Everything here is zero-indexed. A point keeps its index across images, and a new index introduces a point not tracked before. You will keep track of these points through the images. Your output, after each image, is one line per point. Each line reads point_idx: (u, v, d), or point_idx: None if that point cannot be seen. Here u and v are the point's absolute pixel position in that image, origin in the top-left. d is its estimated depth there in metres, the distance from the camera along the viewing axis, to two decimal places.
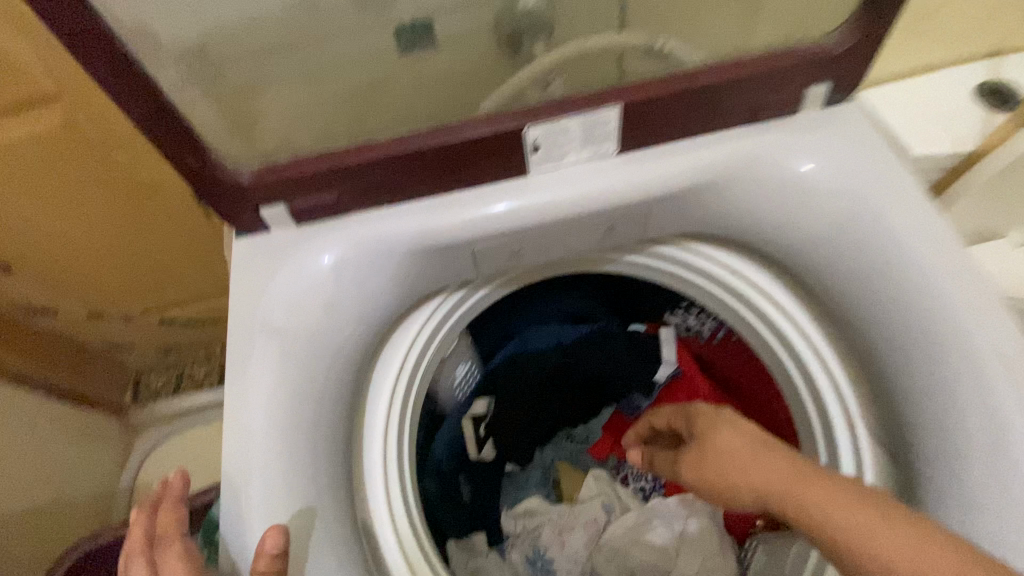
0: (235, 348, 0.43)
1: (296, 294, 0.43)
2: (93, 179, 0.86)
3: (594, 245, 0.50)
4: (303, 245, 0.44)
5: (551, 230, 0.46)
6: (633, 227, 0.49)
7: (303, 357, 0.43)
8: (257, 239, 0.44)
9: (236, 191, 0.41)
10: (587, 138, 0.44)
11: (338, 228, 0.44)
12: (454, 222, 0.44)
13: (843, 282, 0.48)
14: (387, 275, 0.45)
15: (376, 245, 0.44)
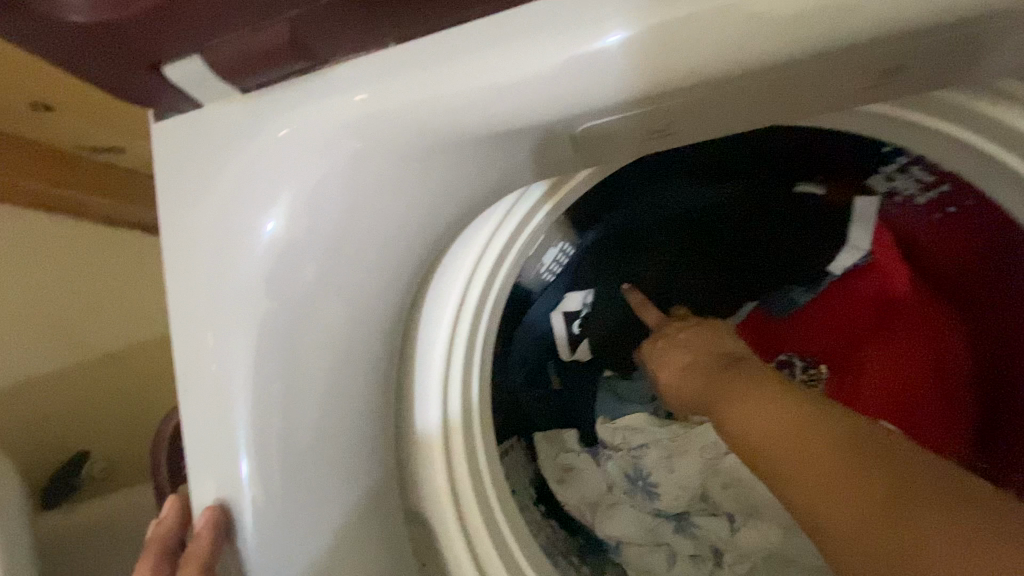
0: (179, 346, 0.30)
1: (244, 228, 0.28)
2: None
3: (815, 85, 0.27)
4: (241, 145, 0.27)
5: (735, 84, 0.25)
6: (916, 58, 0.25)
7: (281, 339, 0.29)
8: (177, 134, 0.29)
9: (133, 49, 0.24)
10: None
11: (287, 111, 0.26)
12: (489, 100, 0.25)
13: None
14: (383, 205, 0.29)
15: (357, 161, 0.26)
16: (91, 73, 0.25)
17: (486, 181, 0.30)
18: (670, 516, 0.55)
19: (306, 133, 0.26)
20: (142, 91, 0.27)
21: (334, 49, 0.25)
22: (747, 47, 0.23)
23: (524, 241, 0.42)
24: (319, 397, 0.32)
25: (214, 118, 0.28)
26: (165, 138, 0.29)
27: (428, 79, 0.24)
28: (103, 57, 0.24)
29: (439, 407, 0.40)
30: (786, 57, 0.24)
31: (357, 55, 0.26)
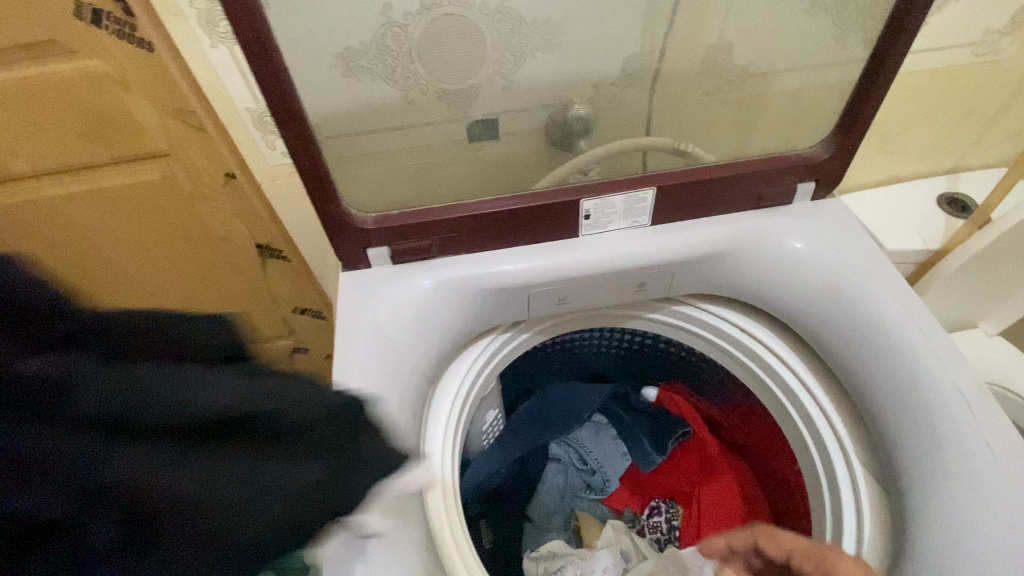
0: (338, 351, 0.49)
1: (386, 313, 0.51)
2: (173, 227, 0.97)
3: (627, 300, 0.60)
4: (395, 279, 0.53)
5: (597, 281, 0.57)
6: (659, 285, 0.59)
7: (394, 372, 0.49)
8: (358, 272, 0.53)
9: (353, 232, 0.51)
10: (628, 211, 0.56)
11: (426, 268, 0.54)
12: (512, 268, 0.54)
13: (834, 345, 0.56)
14: (466, 306, 0.54)
15: (461, 280, 0.53)
16: (328, 236, 0.51)
17: (503, 314, 0.57)
18: None
19: (437, 277, 0.53)
20: (343, 251, 0.52)
21: (445, 252, 0.54)
22: (608, 267, 0.56)
23: (488, 379, 0.66)
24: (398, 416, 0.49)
25: (379, 269, 0.54)
26: (350, 274, 0.53)
27: (499, 264, 0.54)
28: (341, 231, 0.51)
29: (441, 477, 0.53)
30: (617, 272, 0.56)
31: (463, 252, 0.55)
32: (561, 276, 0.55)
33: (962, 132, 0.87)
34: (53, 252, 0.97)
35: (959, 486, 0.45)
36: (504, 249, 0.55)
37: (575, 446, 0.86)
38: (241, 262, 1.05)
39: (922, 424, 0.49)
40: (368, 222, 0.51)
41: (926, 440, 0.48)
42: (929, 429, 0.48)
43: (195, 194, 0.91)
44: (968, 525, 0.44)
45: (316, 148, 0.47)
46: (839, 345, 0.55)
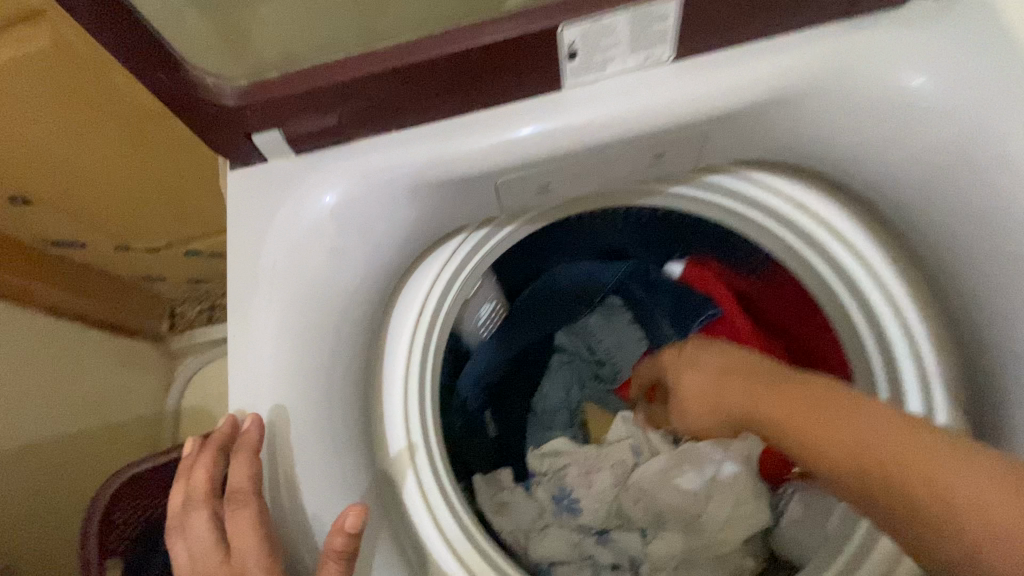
0: (239, 287, 0.37)
1: (292, 229, 0.38)
2: (97, 105, 0.81)
3: (639, 175, 0.44)
4: (301, 178, 0.38)
5: (593, 158, 0.40)
6: (685, 154, 0.41)
7: (309, 308, 0.37)
8: (249, 169, 0.39)
9: (220, 115, 0.35)
10: (637, 42, 0.36)
11: (342, 156, 0.38)
12: (462, 148, 0.38)
13: (945, 230, 0.41)
14: (403, 214, 0.39)
15: (386, 178, 0.38)
16: (190, 124, 0.36)
17: (464, 211, 0.43)
18: (591, 532, 0.64)
19: (348, 174, 0.38)
20: (223, 144, 0.37)
21: (363, 130, 0.38)
22: (605, 134, 0.38)
23: (469, 279, 0.53)
24: (324, 369, 0.38)
25: (279, 163, 0.39)
26: (238, 173, 0.39)
27: (448, 143, 0.38)
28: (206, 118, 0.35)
29: (404, 416, 0.44)
30: (623, 141, 0.38)
31: (393, 127, 0.38)
32: (540, 155, 0.38)
33: None
34: None
35: None
36: (454, 117, 0.38)
37: (583, 331, 0.76)
38: (193, 140, 0.91)
39: None
40: (233, 98, 0.35)
41: None
42: None
43: (105, 60, 0.73)
44: None
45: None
46: (954, 230, 0.41)
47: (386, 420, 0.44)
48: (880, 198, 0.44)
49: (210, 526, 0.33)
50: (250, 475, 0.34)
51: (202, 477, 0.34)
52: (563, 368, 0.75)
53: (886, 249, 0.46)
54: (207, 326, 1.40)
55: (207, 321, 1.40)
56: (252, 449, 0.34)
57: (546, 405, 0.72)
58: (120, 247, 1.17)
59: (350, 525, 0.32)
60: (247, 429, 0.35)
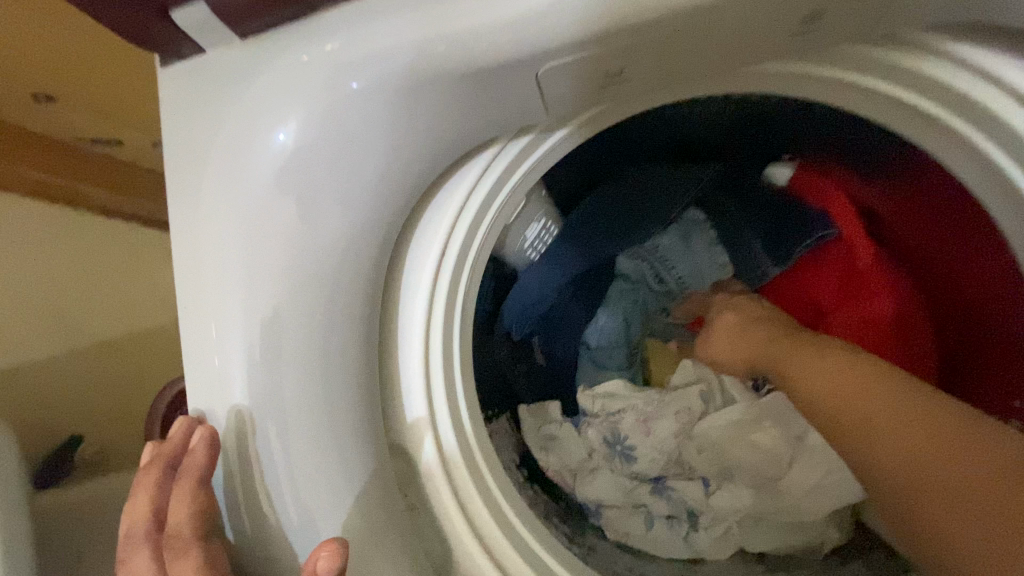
0: (191, 231, 0.29)
1: (247, 152, 0.27)
2: None
3: (760, 50, 0.28)
4: (253, 78, 0.27)
5: (696, 33, 0.26)
6: (850, 13, 0.26)
7: (280, 257, 0.28)
8: (188, 68, 0.28)
9: None
10: None
11: (306, 42, 0.26)
12: (487, 16, 0.25)
13: None
14: (399, 131, 0.28)
15: (369, 71, 0.26)
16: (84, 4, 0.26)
17: (496, 115, 0.30)
18: (646, 482, 0.57)
19: (315, 69, 0.27)
20: (142, 32, 0.27)
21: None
22: None
23: (506, 207, 0.42)
24: (310, 343, 0.30)
25: (224, 57, 0.28)
26: (173, 76, 0.29)
27: (463, 12, 0.25)
28: None
29: (425, 381, 0.36)
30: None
31: None
32: (619, 22, 0.25)
33: None
34: None
35: None
36: None
37: (652, 254, 0.62)
38: None
39: None
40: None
41: None
42: None
43: None
44: None
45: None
46: None
47: (402, 386, 0.36)
48: None
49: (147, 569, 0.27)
50: (187, 516, 0.28)
51: (141, 505, 0.28)
52: (621, 295, 0.64)
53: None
54: None
55: None
56: (199, 473, 0.28)
57: (600, 337, 0.64)
58: None
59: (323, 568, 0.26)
60: (193, 446, 0.28)
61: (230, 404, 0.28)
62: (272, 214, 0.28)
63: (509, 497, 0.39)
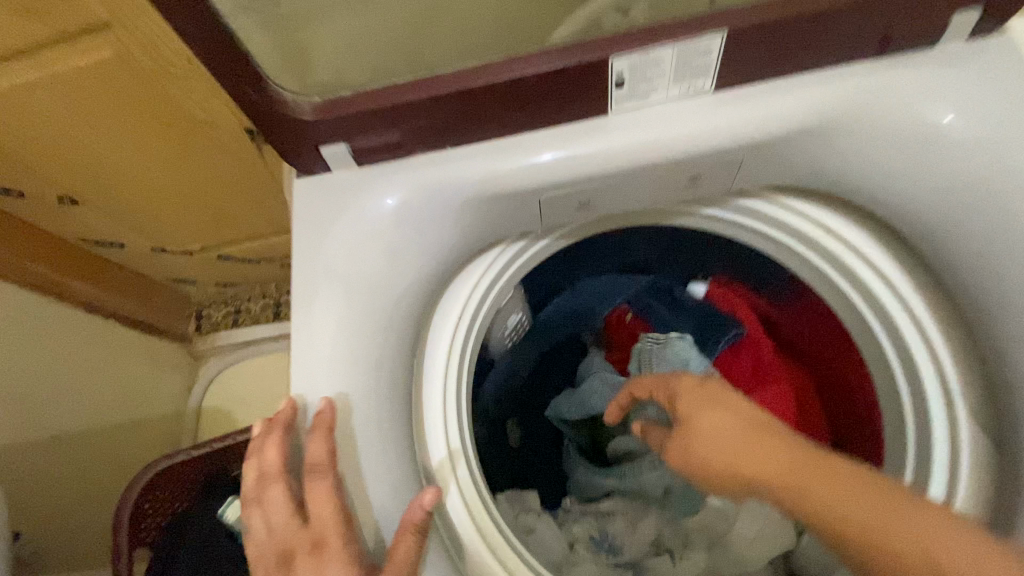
0: (300, 283, 0.41)
1: (348, 235, 0.41)
2: (159, 116, 0.86)
3: (675, 197, 0.46)
4: (356, 190, 0.41)
5: (633, 182, 0.42)
6: (720, 179, 0.44)
7: (363, 310, 0.42)
8: (314, 179, 0.42)
9: (296, 128, 0.38)
10: (680, 72, 0.39)
11: (400, 169, 0.41)
12: (514, 167, 0.40)
13: (974, 276, 0.41)
14: (451, 222, 0.42)
15: (438, 193, 0.41)
16: (265, 133, 0.39)
17: (511, 226, 0.45)
18: (629, 569, 0.64)
19: (398, 188, 0.41)
20: (290, 156, 0.40)
21: (417, 148, 0.41)
22: (645, 161, 0.41)
23: (502, 293, 0.55)
24: (373, 361, 0.42)
25: (339, 176, 0.42)
26: (304, 179, 0.42)
27: (502, 163, 0.40)
28: (280, 133, 0.38)
29: (444, 421, 0.48)
30: (667, 159, 0.41)
31: (443, 145, 0.41)
32: (589, 177, 0.41)
33: None
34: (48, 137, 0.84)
35: None
36: (503, 137, 0.41)
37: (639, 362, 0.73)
38: (240, 149, 0.96)
39: None
40: (307, 111, 0.37)
41: None
42: None
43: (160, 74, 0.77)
44: None
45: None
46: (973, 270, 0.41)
47: (427, 419, 0.48)
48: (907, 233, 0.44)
49: (287, 503, 0.39)
50: (324, 453, 0.39)
51: (321, 450, 0.39)
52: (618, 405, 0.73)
53: (910, 269, 0.47)
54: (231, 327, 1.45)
55: (232, 323, 1.45)
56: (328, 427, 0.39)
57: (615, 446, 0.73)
58: (155, 250, 1.22)
59: (426, 502, 0.39)
60: (322, 410, 0.40)
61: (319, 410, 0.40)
62: (364, 280, 0.41)
63: (499, 529, 0.47)
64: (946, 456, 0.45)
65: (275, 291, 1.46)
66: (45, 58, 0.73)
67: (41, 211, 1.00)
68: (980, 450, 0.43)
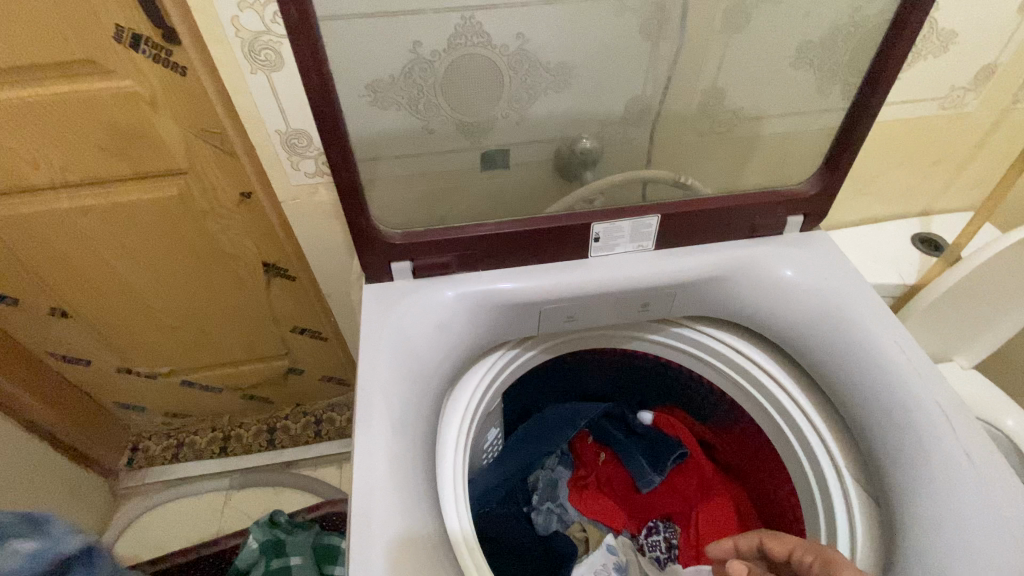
0: (365, 355, 0.52)
1: (408, 324, 0.54)
2: (184, 243, 0.99)
3: (631, 319, 0.64)
4: (414, 293, 0.56)
5: (602, 302, 0.61)
6: (661, 306, 0.63)
7: (410, 379, 0.52)
8: (381, 284, 0.57)
9: (380, 246, 0.54)
10: (634, 236, 0.60)
11: (447, 282, 0.57)
12: (524, 285, 0.57)
13: (835, 370, 0.57)
14: (478, 320, 0.57)
15: (475, 299, 0.57)
16: (355, 247, 0.54)
17: (513, 331, 0.61)
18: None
19: (450, 296, 0.56)
20: (366, 267, 0.56)
21: (460, 269, 0.58)
22: (611, 287, 0.59)
23: (495, 394, 0.67)
24: (412, 415, 0.51)
25: (400, 283, 0.57)
26: (373, 286, 0.57)
27: (520, 281, 0.58)
28: (366, 252, 0.55)
29: (453, 493, 0.54)
30: (624, 290, 0.60)
31: (478, 271, 0.58)
32: (574, 293, 0.59)
33: (933, 178, 0.98)
34: (82, 253, 0.97)
35: (949, 488, 0.47)
36: (521, 266, 0.59)
37: None
38: (247, 279, 1.07)
39: (904, 412, 0.52)
40: (395, 237, 0.55)
41: (924, 458, 0.49)
42: (933, 448, 0.49)
43: (208, 212, 0.94)
44: (968, 523, 0.45)
45: (348, 155, 0.50)
46: (833, 365, 0.58)
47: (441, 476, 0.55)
48: (784, 345, 0.62)
49: None
50: None
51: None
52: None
53: (807, 390, 0.62)
54: (168, 463, 1.36)
55: (169, 459, 1.37)
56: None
57: None
58: (119, 368, 1.23)
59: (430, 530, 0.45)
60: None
61: (371, 458, 0.46)
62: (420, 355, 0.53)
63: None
64: (847, 529, 0.55)
65: (226, 425, 1.42)
66: (112, 189, 0.89)
67: (34, 322, 1.08)
68: (869, 520, 0.54)
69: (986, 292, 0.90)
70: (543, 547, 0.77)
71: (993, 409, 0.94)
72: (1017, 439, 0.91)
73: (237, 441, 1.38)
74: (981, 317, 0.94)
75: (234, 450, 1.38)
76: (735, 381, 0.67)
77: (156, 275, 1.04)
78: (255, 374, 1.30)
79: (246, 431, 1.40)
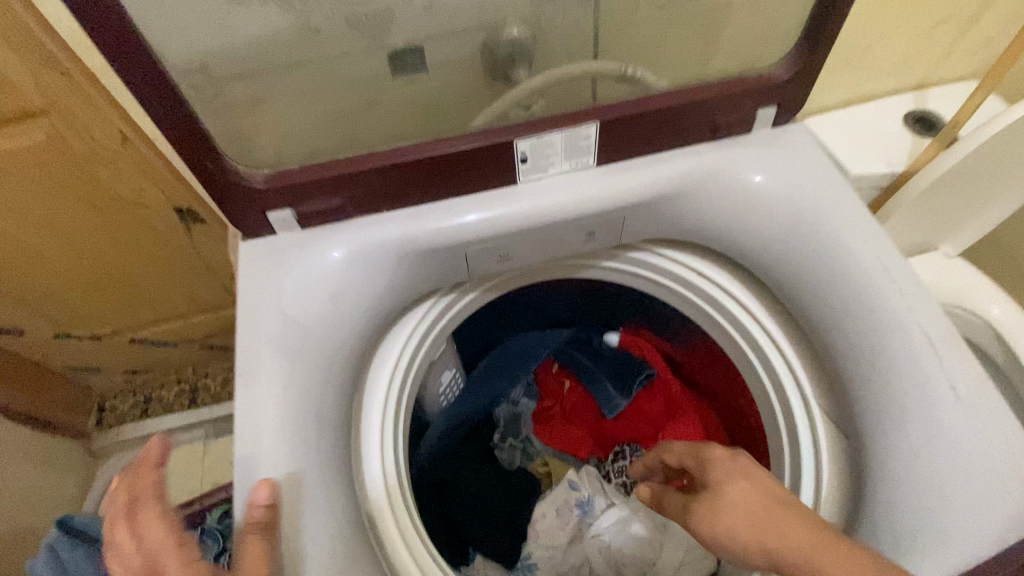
0: (244, 330, 0.44)
1: (294, 290, 0.45)
2: (75, 196, 0.86)
3: (576, 249, 0.55)
4: (301, 249, 0.46)
5: (539, 235, 0.51)
6: (610, 233, 0.54)
7: (303, 356, 0.45)
8: (259, 241, 0.47)
9: (245, 194, 0.44)
10: (570, 151, 0.49)
11: (341, 231, 0.47)
12: (440, 225, 0.48)
13: (807, 296, 0.51)
14: (388, 273, 0.48)
15: (377, 249, 0.47)
16: (215, 198, 0.45)
17: (438, 278, 0.52)
18: None
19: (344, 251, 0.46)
20: (239, 220, 0.46)
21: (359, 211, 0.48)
22: (548, 216, 0.50)
23: (434, 345, 0.60)
24: (310, 397, 0.45)
25: (284, 236, 0.47)
26: (249, 243, 0.47)
27: (433, 222, 0.48)
28: (232, 202, 0.45)
29: (380, 465, 0.50)
30: (562, 220, 0.50)
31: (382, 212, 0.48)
32: (502, 228, 0.49)
33: (934, 43, 0.84)
34: None
35: (926, 429, 0.44)
36: (437, 201, 0.49)
37: None
38: (164, 227, 0.96)
39: (886, 345, 0.46)
40: (257, 180, 0.44)
41: (899, 396, 0.45)
42: (915, 387, 0.45)
43: (90, 156, 0.80)
44: (943, 463, 0.43)
45: (164, 74, 0.38)
46: (805, 290, 0.51)
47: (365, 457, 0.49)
48: (750, 267, 0.55)
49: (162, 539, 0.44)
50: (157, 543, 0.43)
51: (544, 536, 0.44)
52: None
53: (777, 315, 0.55)
54: (140, 419, 1.33)
55: (141, 415, 1.34)
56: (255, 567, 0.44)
57: None
58: (58, 334, 1.14)
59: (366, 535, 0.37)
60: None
61: (258, 451, 0.42)
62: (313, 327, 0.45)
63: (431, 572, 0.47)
64: (812, 464, 0.51)
65: (192, 376, 1.37)
66: None
67: None
68: (836, 455, 0.50)
69: (982, 174, 0.81)
70: (508, 486, 0.74)
71: (978, 298, 0.89)
72: (999, 327, 0.87)
73: (206, 391, 1.35)
74: (974, 201, 0.86)
75: (206, 400, 1.35)
76: (699, 306, 0.60)
77: (54, 234, 0.92)
78: (207, 324, 1.23)
79: (214, 380, 1.36)
